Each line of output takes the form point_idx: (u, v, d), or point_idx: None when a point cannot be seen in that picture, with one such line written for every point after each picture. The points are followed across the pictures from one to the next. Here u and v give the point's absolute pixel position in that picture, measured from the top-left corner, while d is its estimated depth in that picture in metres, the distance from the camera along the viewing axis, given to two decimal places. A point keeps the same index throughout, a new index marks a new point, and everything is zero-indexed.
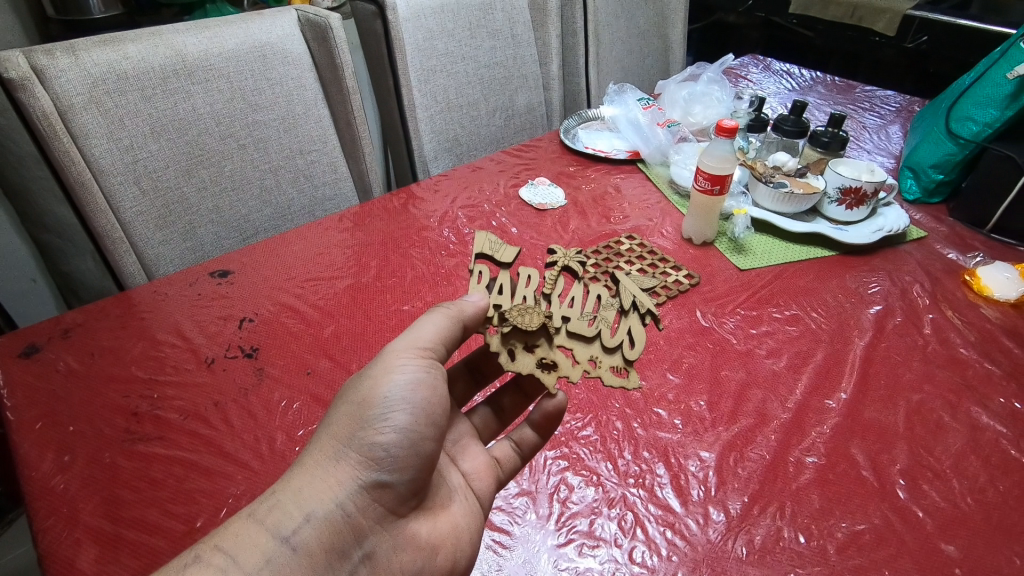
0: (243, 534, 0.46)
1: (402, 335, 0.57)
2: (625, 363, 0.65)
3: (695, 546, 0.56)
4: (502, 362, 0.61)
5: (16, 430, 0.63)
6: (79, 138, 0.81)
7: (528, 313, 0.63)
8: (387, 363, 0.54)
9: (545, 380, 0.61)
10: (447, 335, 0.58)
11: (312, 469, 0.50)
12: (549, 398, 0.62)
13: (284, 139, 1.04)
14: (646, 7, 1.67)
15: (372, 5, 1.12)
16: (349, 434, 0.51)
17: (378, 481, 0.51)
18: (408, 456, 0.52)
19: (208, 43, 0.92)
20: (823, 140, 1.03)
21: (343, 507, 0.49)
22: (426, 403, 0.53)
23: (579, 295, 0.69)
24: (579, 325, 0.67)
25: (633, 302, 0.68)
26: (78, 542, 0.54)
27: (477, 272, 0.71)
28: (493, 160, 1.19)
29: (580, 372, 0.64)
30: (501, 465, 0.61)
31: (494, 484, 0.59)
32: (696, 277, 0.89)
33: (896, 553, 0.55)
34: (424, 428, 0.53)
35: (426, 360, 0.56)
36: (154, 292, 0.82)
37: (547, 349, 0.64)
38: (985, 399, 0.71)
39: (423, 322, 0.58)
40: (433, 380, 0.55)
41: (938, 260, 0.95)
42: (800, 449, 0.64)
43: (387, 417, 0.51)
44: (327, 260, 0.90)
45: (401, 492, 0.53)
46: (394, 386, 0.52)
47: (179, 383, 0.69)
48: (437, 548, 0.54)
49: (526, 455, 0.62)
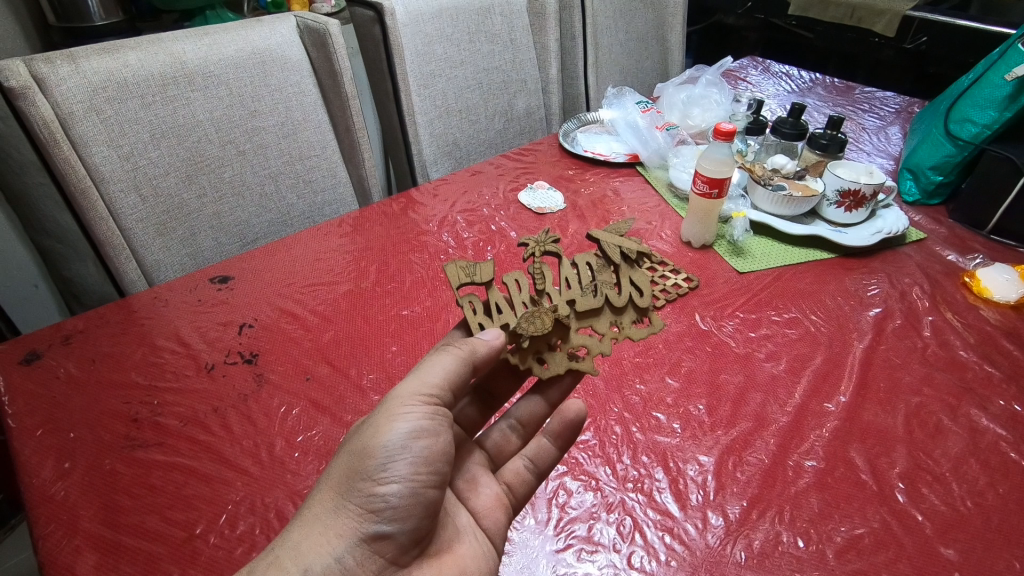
0: None
1: (410, 376, 0.55)
2: (640, 313, 0.69)
3: (694, 551, 0.56)
4: (535, 372, 0.64)
5: (16, 437, 0.64)
6: (79, 146, 0.82)
7: (537, 319, 0.63)
8: (391, 408, 0.52)
9: (584, 366, 0.64)
10: (455, 380, 0.55)
11: (312, 519, 0.49)
12: (567, 407, 0.62)
13: (284, 146, 1.04)
14: (644, 10, 1.67)
15: (372, 10, 1.11)
16: (350, 484, 0.49)
17: (378, 532, 0.49)
18: (409, 506, 0.50)
19: (206, 51, 0.92)
20: (822, 142, 1.03)
21: (341, 560, 0.48)
22: (430, 450, 0.51)
23: (570, 275, 0.70)
24: (586, 301, 0.68)
25: (620, 256, 0.71)
26: (78, 548, 0.54)
27: (469, 304, 0.66)
28: (493, 164, 1.19)
29: (610, 343, 0.66)
30: (512, 492, 0.60)
31: (504, 518, 0.57)
32: (695, 280, 0.85)
33: (895, 557, 0.55)
34: (426, 477, 0.51)
35: (434, 408, 0.53)
36: (154, 299, 0.82)
37: (566, 340, 0.65)
38: (985, 401, 0.71)
39: (431, 363, 0.55)
40: (438, 427, 0.53)
41: (938, 262, 0.95)
42: (799, 453, 0.64)
43: (389, 467, 0.49)
44: (327, 265, 0.91)
45: (403, 542, 0.51)
46: (397, 434, 0.50)
47: (179, 389, 0.70)
48: None
49: (538, 477, 0.61)
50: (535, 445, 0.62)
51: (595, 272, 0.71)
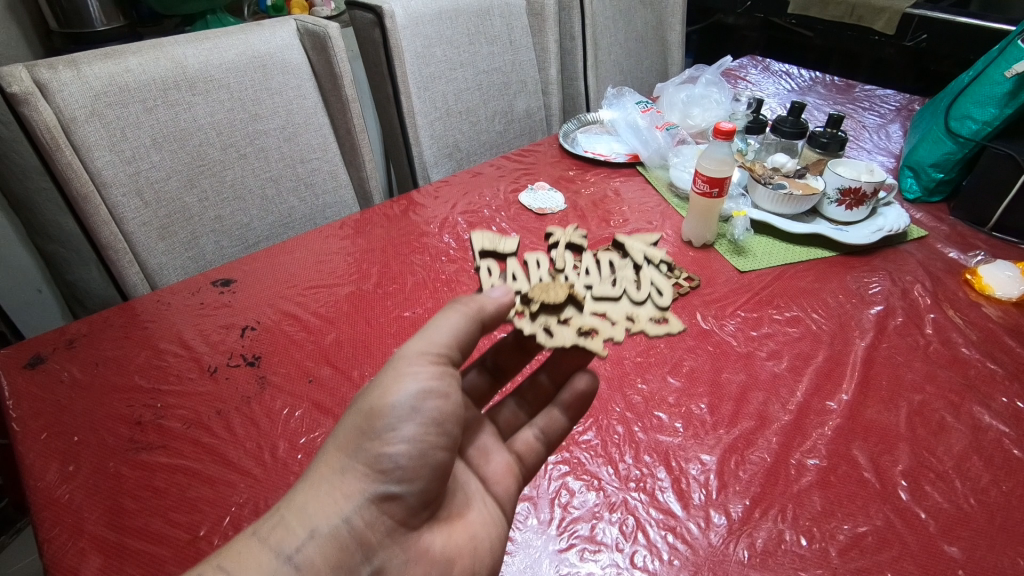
0: (247, 552, 0.45)
1: (416, 336, 0.54)
2: (660, 312, 0.68)
3: (697, 550, 0.56)
4: (541, 340, 0.61)
5: (21, 440, 0.64)
6: (82, 151, 0.82)
7: (552, 289, 0.66)
8: (397, 369, 0.52)
9: (592, 345, 0.62)
10: (461, 336, 0.55)
11: (317, 481, 0.49)
12: (579, 379, 0.63)
13: (285, 148, 1.04)
14: (644, 10, 1.68)
15: (371, 13, 1.12)
16: (355, 446, 0.50)
17: (386, 493, 0.49)
18: (417, 467, 0.50)
19: (208, 55, 0.92)
20: (822, 140, 1.03)
21: (348, 521, 0.48)
22: (438, 412, 0.51)
23: (590, 264, 0.73)
24: (602, 289, 0.69)
25: (643, 257, 0.74)
26: (82, 551, 0.54)
27: (486, 269, 0.70)
28: (493, 166, 1.20)
29: (622, 329, 0.65)
30: (523, 462, 0.60)
31: (514, 487, 0.58)
32: (696, 279, 0.89)
33: (899, 555, 0.55)
34: (434, 438, 0.50)
35: (441, 367, 0.53)
36: (157, 302, 0.83)
37: (579, 316, 0.65)
38: (987, 398, 0.71)
39: (438, 323, 0.55)
40: (446, 388, 0.52)
41: (939, 260, 0.95)
42: (801, 451, 0.64)
43: (397, 427, 0.49)
44: (329, 267, 0.91)
45: (412, 505, 0.51)
46: (402, 395, 0.50)
47: (182, 392, 0.70)
48: (453, 561, 0.51)
49: (548, 447, 0.61)
50: (545, 416, 0.62)
51: (617, 268, 0.73)
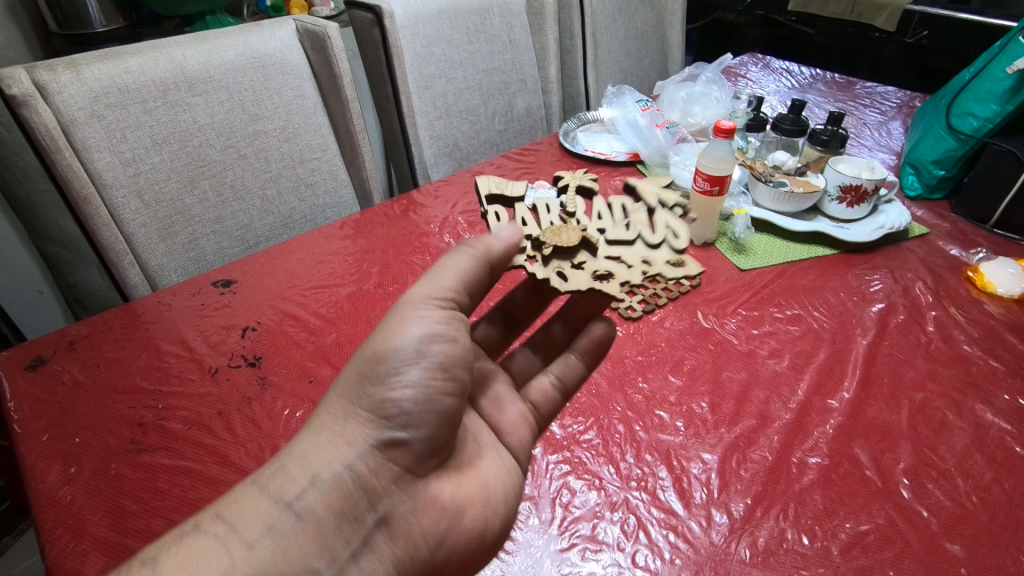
0: (248, 501, 0.45)
1: (423, 281, 0.54)
2: (675, 254, 0.70)
3: (698, 549, 0.56)
4: (557, 285, 0.62)
5: (22, 441, 0.64)
6: (82, 153, 0.82)
7: (564, 233, 0.67)
8: (404, 313, 0.52)
9: (608, 289, 0.62)
10: (468, 279, 0.55)
11: (321, 428, 0.49)
12: (596, 326, 0.65)
13: (285, 148, 1.04)
14: (644, 8, 1.67)
15: (370, 13, 1.12)
16: (360, 391, 0.49)
17: (392, 438, 0.48)
18: (423, 412, 0.49)
19: (207, 56, 0.92)
20: (823, 137, 1.02)
21: (352, 467, 0.47)
22: (445, 355, 0.51)
23: (603, 208, 0.74)
24: (616, 233, 0.70)
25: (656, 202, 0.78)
26: (85, 552, 0.54)
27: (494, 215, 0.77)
28: (493, 165, 1.19)
29: (638, 272, 0.66)
30: (538, 411, 0.63)
31: (528, 436, 0.60)
32: (697, 278, 0.88)
33: (901, 553, 0.55)
34: (442, 383, 0.50)
35: (448, 312, 0.53)
36: (158, 303, 0.83)
37: (593, 261, 0.66)
38: (989, 396, 0.70)
39: (445, 266, 0.55)
40: (453, 332, 0.52)
41: (941, 257, 0.94)
42: (803, 450, 0.64)
43: (402, 371, 0.49)
44: (330, 267, 0.91)
45: (419, 451, 0.50)
46: (407, 338, 0.50)
47: (184, 393, 0.70)
48: (463, 510, 0.51)
49: (564, 396, 0.64)
50: (562, 363, 0.65)
51: (629, 211, 0.74)
